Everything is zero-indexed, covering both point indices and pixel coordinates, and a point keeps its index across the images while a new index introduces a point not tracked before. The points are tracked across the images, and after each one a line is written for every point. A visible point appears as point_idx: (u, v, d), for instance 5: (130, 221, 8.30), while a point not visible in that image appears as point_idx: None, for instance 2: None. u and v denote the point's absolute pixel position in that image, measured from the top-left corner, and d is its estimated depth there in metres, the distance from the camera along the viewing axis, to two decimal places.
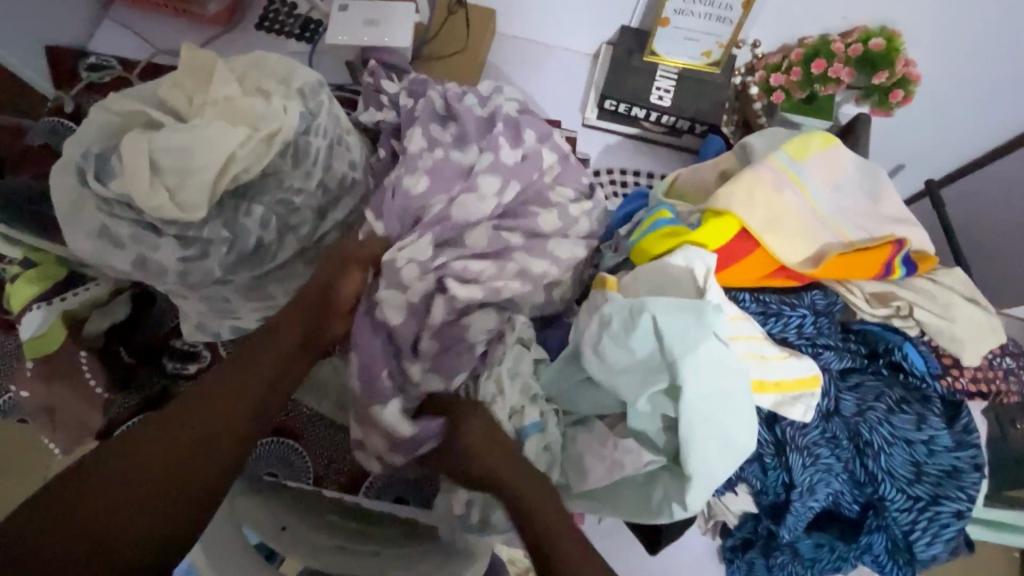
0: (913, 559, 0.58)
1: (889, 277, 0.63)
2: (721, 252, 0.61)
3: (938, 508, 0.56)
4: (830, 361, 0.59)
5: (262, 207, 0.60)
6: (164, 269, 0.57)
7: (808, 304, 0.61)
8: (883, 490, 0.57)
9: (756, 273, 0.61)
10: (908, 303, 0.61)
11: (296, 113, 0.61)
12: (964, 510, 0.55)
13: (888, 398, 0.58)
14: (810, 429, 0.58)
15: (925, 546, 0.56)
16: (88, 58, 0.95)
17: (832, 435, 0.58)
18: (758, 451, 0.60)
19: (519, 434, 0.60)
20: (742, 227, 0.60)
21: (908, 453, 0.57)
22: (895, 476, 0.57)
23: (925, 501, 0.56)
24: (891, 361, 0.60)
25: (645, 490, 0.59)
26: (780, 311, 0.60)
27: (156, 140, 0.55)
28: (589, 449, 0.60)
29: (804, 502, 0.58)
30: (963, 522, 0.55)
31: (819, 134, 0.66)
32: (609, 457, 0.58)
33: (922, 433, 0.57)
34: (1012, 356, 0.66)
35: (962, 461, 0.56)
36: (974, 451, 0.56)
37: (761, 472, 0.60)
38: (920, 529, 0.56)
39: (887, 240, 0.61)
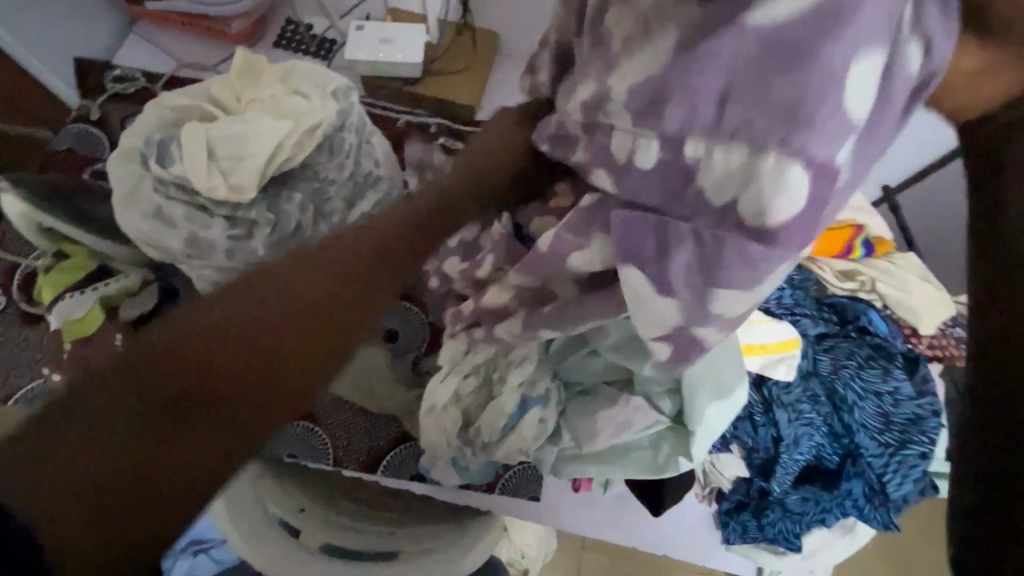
0: (887, 500, 0.65)
1: (851, 256, 0.74)
2: None
3: (904, 451, 0.64)
4: (807, 327, 0.68)
5: (302, 194, 0.66)
6: (213, 247, 0.62)
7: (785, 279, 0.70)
8: (859, 439, 0.65)
9: None
10: (871, 279, 0.72)
11: (334, 110, 0.68)
12: (928, 451, 0.64)
13: (858, 356, 0.67)
14: (793, 387, 0.66)
15: (896, 486, 0.64)
16: (113, 71, 1.00)
17: (812, 393, 0.66)
18: (749, 410, 0.67)
19: (525, 401, 0.67)
20: None
21: (878, 404, 0.65)
22: (868, 427, 0.65)
23: (894, 446, 0.64)
24: (858, 326, 0.69)
25: (652, 449, 0.67)
26: None
27: (214, 130, 0.62)
28: (598, 409, 0.66)
29: (791, 454, 0.65)
30: (926, 462, 0.64)
31: None
32: (620, 417, 0.65)
33: (888, 385, 0.66)
34: (961, 326, 0.74)
35: (923, 408, 0.65)
36: (932, 398, 0.66)
37: (752, 429, 0.67)
38: (891, 471, 0.64)
39: (851, 224, 0.72)
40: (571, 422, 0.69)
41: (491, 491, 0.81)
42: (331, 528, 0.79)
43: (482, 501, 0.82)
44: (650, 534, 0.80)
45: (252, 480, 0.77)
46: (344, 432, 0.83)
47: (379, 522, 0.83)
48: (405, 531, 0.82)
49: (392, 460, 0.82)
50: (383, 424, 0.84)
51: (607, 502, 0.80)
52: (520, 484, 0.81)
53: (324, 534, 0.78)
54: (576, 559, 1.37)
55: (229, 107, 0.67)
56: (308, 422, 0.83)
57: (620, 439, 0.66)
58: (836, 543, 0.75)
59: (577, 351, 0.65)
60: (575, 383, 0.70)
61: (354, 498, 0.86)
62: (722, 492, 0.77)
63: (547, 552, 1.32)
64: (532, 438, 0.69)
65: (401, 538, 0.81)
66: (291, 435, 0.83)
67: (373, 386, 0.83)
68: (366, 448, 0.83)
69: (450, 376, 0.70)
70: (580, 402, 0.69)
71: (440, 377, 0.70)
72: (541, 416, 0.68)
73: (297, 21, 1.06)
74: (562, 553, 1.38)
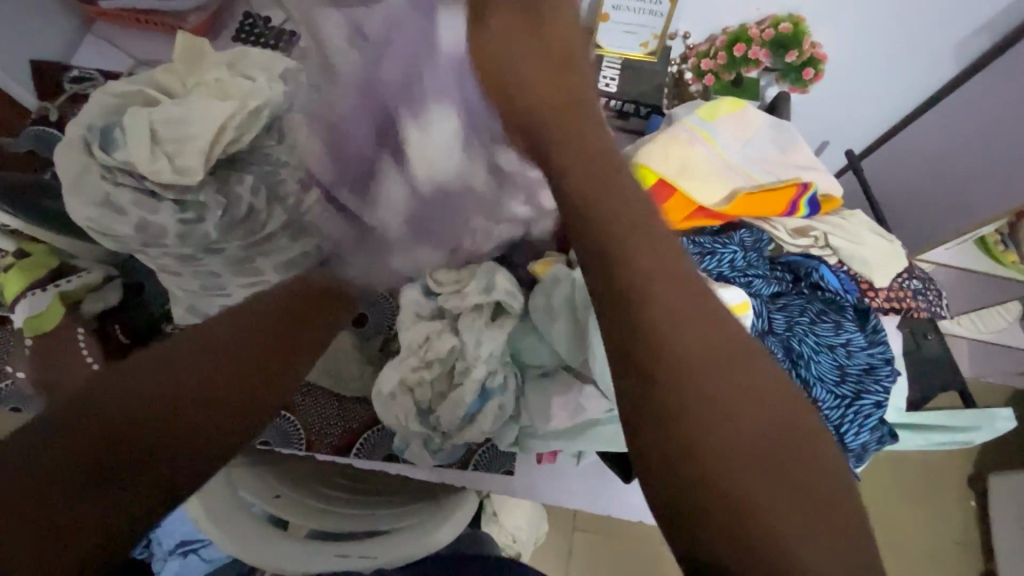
0: (845, 450, 0.65)
1: (796, 215, 0.75)
2: None
3: (861, 402, 0.64)
4: (760, 287, 0.70)
5: (251, 176, 0.71)
6: (164, 230, 0.66)
7: (737, 241, 0.71)
8: (816, 393, 0.64)
9: (678, 216, 0.72)
10: (824, 233, 0.74)
11: (279, 91, 0.71)
12: (883, 400, 0.65)
13: (810, 311, 0.69)
14: None
15: (854, 436, 0.64)
16: (71, 72, 1.01)
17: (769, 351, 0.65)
18: None
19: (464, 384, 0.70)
20: (657, 176, 0.71)
21: (832, 357, 0.67)
22: (825, 380, 0.65)
23: (850, 398, 0.65)
24: (811, 282, 0.72)
25: (606, 425, 0.70)
26: (714, 249, 0.70)
27: (156, 114, 0.65)
28: (555, 394, 0.71)
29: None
30: (882, 411, 0.65)
31: (728, 99, 0.78)
32: (573, 402, 0.70)
33: (840, 338, 0.68)
34: (918, 279, 0.77)
35: (875, 357, 0.67)
36: (883, 347, 0.68)
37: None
38: (849, 422, 0.64)
39: (792, 182, 0.73)
40: (527, 404, 0.73)
41: (465, 467, 0.81)
42: (306, 512, 0.80)
43: (458, 479, 0.82)
44: (624, 501, 0.81)
45: (226, 466, 0.78)
46: (315, 418, 0.83)
47: (357, 506, 0.85)
48: (382, 514, 0.84)
49: (364, 443, 0.82)
50: (355, 409, 0.84)
51: (579, 472, 0.82)
52: (491, 460, 0.82)
53: (301, 520, 0.78)
54: (569, 543, 1.37)
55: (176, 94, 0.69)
56: (281, 408, 0.84)
57: (574, 422, 0.70)
58: None
59: (527, 335, 0.73)
60: (536, 366, 0.74)
61: (336, 486, 0.88)
62: None
63: (538, 536, 1.32)
64: (472, 419, 0.71)
65: (379, 518, 0.82)
66: (265, 422, 0.83)
67: (343, 369, 0.85)
68: (337, 433, 0.83)
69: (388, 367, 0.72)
70: (538, 383, 0.73)
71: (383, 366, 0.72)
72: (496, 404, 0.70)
73: (254, 14, 1.05)
74: (555, 538, 1.37)
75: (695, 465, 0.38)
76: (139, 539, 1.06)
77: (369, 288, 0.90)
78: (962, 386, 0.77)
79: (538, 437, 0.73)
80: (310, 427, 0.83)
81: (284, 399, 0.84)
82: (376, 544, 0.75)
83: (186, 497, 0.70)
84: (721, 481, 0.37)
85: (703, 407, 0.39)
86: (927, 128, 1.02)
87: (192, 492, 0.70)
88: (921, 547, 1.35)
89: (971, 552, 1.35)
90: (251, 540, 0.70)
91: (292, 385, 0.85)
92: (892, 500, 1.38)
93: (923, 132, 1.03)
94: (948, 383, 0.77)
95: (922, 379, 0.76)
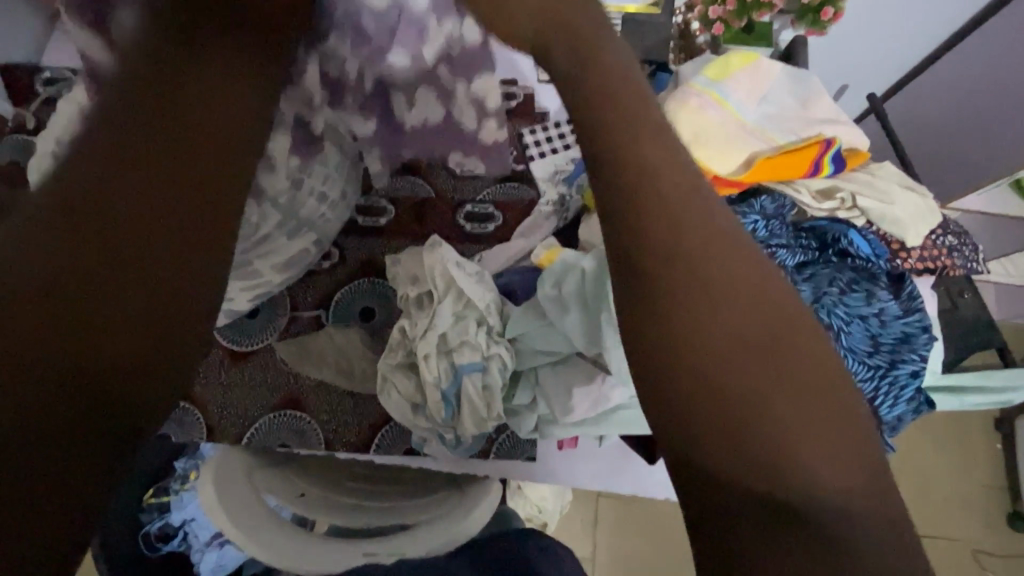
0: (880, 423, 0.63)
1: (820, 175, 0.71)
2: None
3: (896, 372, 0.62)
4: (785, 257, 0.66)
5: None
6: None
7: (760, 210, 0.68)
8: (848, 365, 0.62)
9: None
10: (851, 194, 0.70)
11: None
12: (919, 369, 0.63)
13: (839, 281, 0.66)
14: None
15: (889, 408, 0.62)
16: (43, 73, 0.94)
17: None
18: None
19: (458, 373, 0.70)
20: None
21: (865, 327, 0.64)
22: (857, 351, 0.62)
23: (884, 368, 0.62)
24: (839, 250, 0.68)
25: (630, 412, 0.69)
26: (734, 219, 0.67)
27: None
28: (574, 383, 0.69)
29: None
30: (919, 380, 0.62)
31: (738, 54, 0.74)
32: (596, 393, 0.68)
33: (872, 308, 0.65)
34: (953, 234, 0.73)
35: (911, 325, 0.64)
36: (921, 315, 0.65)
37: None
38: (883, 393, 0.62)
39: (814, 140, 0.69)
40: (544, 393, 0.71)
41: (486, 457, 0.80)
42: (332, 508, 0.81)
43: (479, 468, 0.81)
44: (651, 483, 0.80)
45: (248, 470, 0.78)
46: (331, 417, 0.82)
47: (382, 498, 0.86)
48: (408, 505, 0.84)
49: (383, 438, 0.82)
50: (370, 404, 0.83)
51: (602, 453, 0.80)
52: (511, 449, 0.80)
53: (326, 517, 0.78)
54: (593, 509, 1.38)
55: None
56: (296, 409, 0.82)
57: (597, 412, 0.69)
58: None
59: (538, 323, 0.70)
60: (554, 355, 0.71)
61: (357, 478, 0.89)
62: None
63: (563, 506, 1.32)
64: (485, 407, 0.70)
65: (402, 512, 0.82)
66: (281, 424, 0.82)
67: (355, 366, 0.83)
68: (355, 428, 0.82)
69: (388, 366, 0.75)
70: (557, 374, 0.71)
71: (387, 361, 0.75)
72: (481, 383, 0.70)
73: None
74: (579, 506, 1.38)
75: (693, 442, 0.34)
76: (177, 532, 1.06)
77: (374, 280, 0.88)
78: (1000, 344, 0.74)
79: (558, 426, 0.72)
80: (328, 425, 0.82)
81: (298, 400, 0.83)
82: (404, 538, 0.75)
83: (210, 506, 0.69)
84: (711, 431, 0.33)
85: (712, 354, 0.35)
86: (957, 64, 0.95)
87: (217, 502, 0.70)
88: (947, 488, 1.35)
89: (996, 492, 1.35)
90: (280, 543, 0.71)
91: (306, 384, 0.84)
92: (914, 443, 1.38)
93: (949, 69, 0.96)
94: (988, 343, 0.74)
95: (960, 340, 0.73)
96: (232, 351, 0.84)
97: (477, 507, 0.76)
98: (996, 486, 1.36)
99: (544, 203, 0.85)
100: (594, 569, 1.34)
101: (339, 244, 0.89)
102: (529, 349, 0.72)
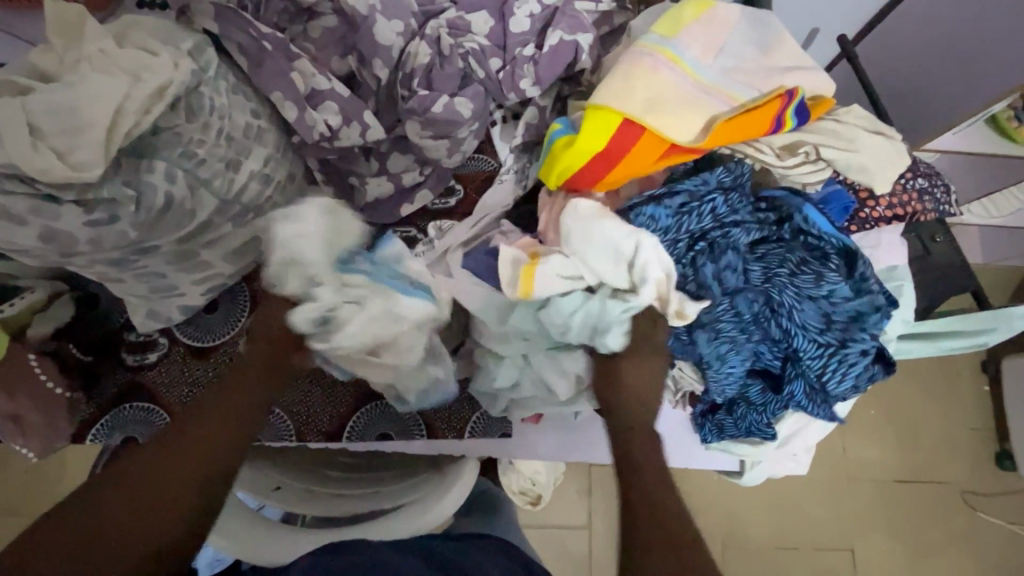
0: (828, 398, 0.65)
1: (782, 130, 0.68)
2: (609, 146, 0.65)
3: (846, 350, 0.63)
4: (738, 237, 0.64)
5: (164, 162, 0.63)
6: (74, 237, 0.59)
7: (714, 185, 0.65)
8: (796, 343, 0.63)
9: (650, 158, 0.66)
10: (814, 147, 0.68)
11: (187, 67, 0.62)
12: (869, 347, 0.63)
13: (791, 262, 0.64)
14: (716, 308, 0.64)
15: (836, 384, 0.64)
16: None
17: (739, 312, 0.64)
18: (674, 332, 0.67)
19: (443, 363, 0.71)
20: (624, 117, 0.65)
21: (816, 307, 0.63)
22: (807, 329, 0.63)
23: (834, 346, 0.63)
24: (794, 225, 0.65)
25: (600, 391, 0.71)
26: (690, 207, 0.64)
27: (33, 104, 0.56)
28: (563, 365, 0.69)
29: (720, 370, 0.65)
30: (868, 358, 0.63)
31: (692, 4, 0.69)
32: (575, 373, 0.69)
33: (822, 290, 0.63)
34: (924, 176, 0.70)
35: (863, 305, 0.63)
36: (872, 296, 0.63)
37: (645, 318, 0.67)
38: (831, 370, 0.63)
39: (776, 94, 0.65)
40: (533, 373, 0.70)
41: (461, 437, 0.79)
42: (311, 498, 0.80)
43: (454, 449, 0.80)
44: None
45: None
46: (300, 407, 0.80)
47: (362, 484, 0.85)
48: (387, 489, 0.83)
49: (356, 424, 0.80)
50: (340, 391, 0.81)
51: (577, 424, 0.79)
52: (486, 424, 0.79)
53: (302, 508, 0.77)
54: (586, 478, 1.38)
55: (55, 75, 0.60)
56: None
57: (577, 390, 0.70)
58: (810, 423, 0.73)
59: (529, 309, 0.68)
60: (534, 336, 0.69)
61: (339, 466, 0.89)
62: (696, 394, 0.73)
63: (557, 477, 1.32)
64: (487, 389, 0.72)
65: (380, 497, 0.81)
66: None
67: None
68: (325, 418, 0.80)
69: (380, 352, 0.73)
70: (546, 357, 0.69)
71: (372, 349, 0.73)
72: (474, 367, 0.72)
73: None
74: (573, 476, 1.38)
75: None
76: None
77: None
78: (975, 286, 0.72)
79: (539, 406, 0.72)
80: (298, 416, 0.80)
81: None
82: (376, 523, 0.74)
83: None
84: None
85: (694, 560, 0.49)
86: None
87: None
88: (935, 434, 1.35)
89: (985, 435, 1.36)
90: (255, 540, 0.70)
91: None
92: (904, 393, 1.37)
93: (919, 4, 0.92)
94: (964, 287, 0.72)
95: (933, 285, 0.71)
96: (193, 348, 0.81)
97: (453, 488, 0.75)
98: (983, 430, 1.37)
99: (504, 173, 0.82)
100: (591, 537, 1.35)
101: None
102: (513, 337, 0.69)
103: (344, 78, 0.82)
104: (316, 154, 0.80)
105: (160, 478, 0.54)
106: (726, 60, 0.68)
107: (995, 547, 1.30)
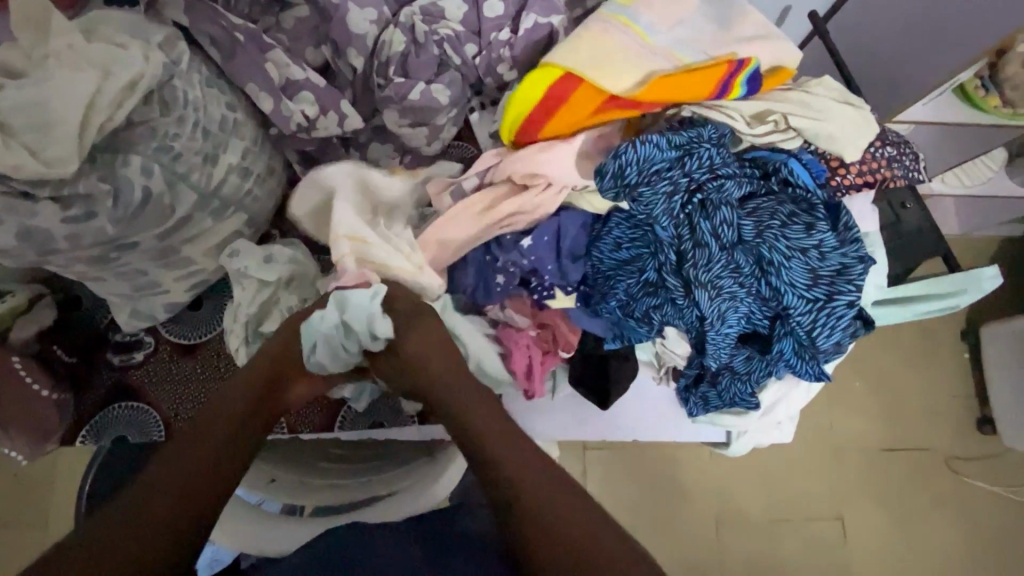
0: (817, 352, 0.66)
1: (727, 97, 0.69)
2: (550, 96, 0.67)
3: (834, 303, 0.64)
4: (731, 190, 0.65)
5: (140, 157, 0.62)
6: (51, 234, 0.59)
7: (711, 139, 0.66)
8: (786, 300, 0.64)
9: (585, 108, 0.67)
10: (782, 116, 0.69)
11: (159, 60, 0.61)
12: (855, 299, 0.64)
13: (781, 215, 0.65)
14: (714, 264, 0.63)
15: (827, 337, 0.64)
16: None
17: (737, 265, 0.64)
18: (671, 296, 0.66)
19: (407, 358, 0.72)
20: (569, 68, 0.66)
21: (806, 261, 0.64)
22: (796, 286, 0.64)
23: (822, 300, 0.64)
24: (781, 178, 0.68)
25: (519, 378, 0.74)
26: (692, 147, 0.65)
27: (3, 101, 0.56)
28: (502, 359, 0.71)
29: (718, 330, 0.65)
30: (855, 309, 0.64)
31: None
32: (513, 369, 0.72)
33: (813, 240, 0.64)
34: (892, 144, 0.72)
35: (849, 256, 0.64)
36: (858, 244, 0.65)
37: (638, 287, 0.68)
38: (820, 324, 0.64)
39: (722, 58, 0.67)
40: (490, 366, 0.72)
41: None
42: (304, 490, 0.80)
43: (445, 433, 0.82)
44: (618, 427, 0.80)
45: None
46: None
47: (354, 472, 0.86)
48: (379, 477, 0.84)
49: (346, 413, 0.81)
50: None
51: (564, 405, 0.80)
52: None
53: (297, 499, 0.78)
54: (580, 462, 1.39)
55: (22, 71, 0.60)
56: None
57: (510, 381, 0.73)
58: (789, 392, 0.75)
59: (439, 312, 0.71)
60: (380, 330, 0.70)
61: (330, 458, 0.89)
62: (678, 369, 0.75)
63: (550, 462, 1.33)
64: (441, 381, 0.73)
65: (372, 485, 0.82)
66: None
67: None
68: (315, 408, 0.80)
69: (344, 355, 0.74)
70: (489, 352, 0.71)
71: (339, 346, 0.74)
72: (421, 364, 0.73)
73: None
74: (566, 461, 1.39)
75: None
76: None
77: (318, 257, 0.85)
78: (946, 252, 0.74)
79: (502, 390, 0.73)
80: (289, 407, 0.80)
81: None
82: (370, 509, 0.75)
83: None
84: None
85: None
86: None
87: None
88: (918, 403, 1.38)
89: (966, 402, 1.39)
90: (251, 534, 0.70)
91: None
92: (887, 364, 1.40)
93: None
94: (935, 253, 0.74)
95: (905, 252, 0.73)
96: (180, 346, 0.80)
97: (444, 472, 0.76)
98: (964, 397, 1.40)
99: None
100: None
101: (278, 224, 0.85)
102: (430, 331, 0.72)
103: (319, 69, 0.82)
104: (294, 146, 0.80)
105: (157, 503, 0.52)
106: (683, 29, 0.69)
107: (980, 509, 1.34)
